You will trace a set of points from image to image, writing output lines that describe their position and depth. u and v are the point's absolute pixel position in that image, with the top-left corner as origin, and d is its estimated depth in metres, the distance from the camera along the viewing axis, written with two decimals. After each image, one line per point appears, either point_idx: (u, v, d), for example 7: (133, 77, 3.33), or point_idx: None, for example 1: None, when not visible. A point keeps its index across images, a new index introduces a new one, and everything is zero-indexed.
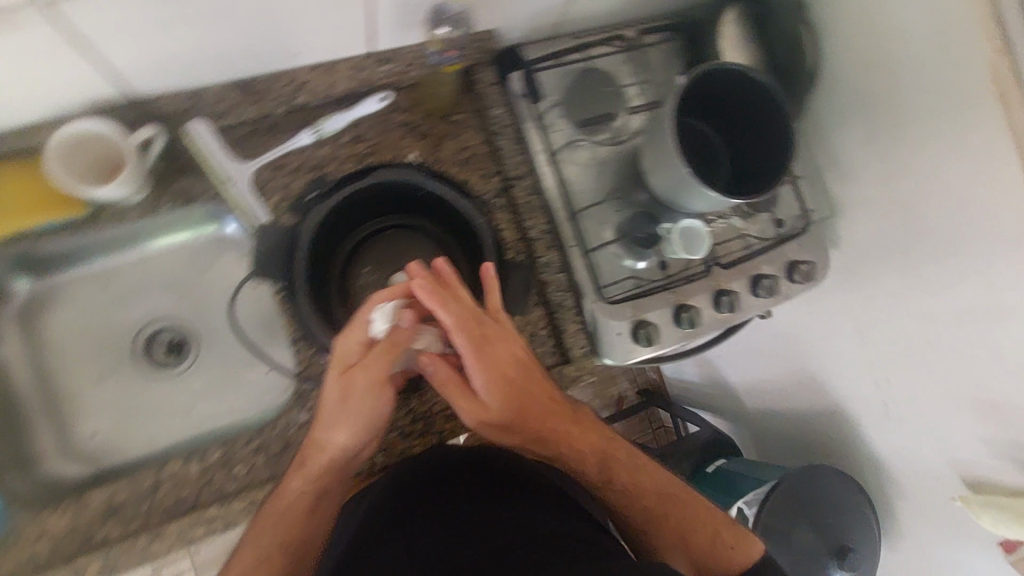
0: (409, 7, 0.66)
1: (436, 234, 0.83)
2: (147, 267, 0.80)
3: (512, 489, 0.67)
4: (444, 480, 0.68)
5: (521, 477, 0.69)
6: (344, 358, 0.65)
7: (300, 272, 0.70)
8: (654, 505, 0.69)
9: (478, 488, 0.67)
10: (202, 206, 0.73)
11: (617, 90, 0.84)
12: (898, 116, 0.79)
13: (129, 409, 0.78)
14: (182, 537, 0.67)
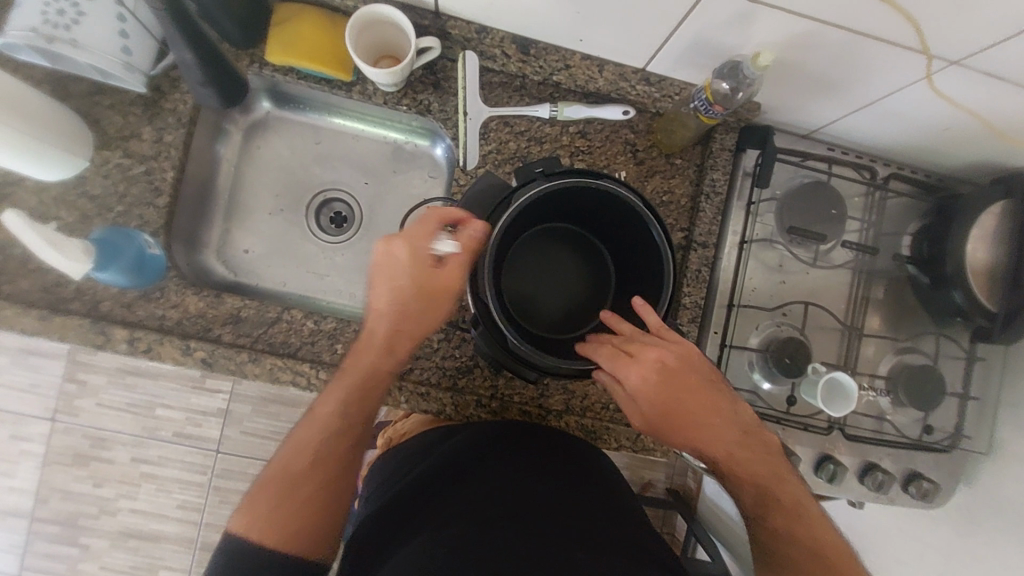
0: (711, 49, 0.66)
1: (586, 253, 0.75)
2: (355, 143, 0.88)
3: (542, 483, 0.69)
4: (473, 460, 0.71)
5: (550, 468, 0.71)
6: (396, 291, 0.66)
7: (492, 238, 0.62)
8: (804, 543, 0.65)
9: (507, 474, 0.69)
10: (421, 120, 0.81)
11: (839, 213, 0.80)
12: None
13: (282, 247, 0.86)
14: (270, 374, 0.73)
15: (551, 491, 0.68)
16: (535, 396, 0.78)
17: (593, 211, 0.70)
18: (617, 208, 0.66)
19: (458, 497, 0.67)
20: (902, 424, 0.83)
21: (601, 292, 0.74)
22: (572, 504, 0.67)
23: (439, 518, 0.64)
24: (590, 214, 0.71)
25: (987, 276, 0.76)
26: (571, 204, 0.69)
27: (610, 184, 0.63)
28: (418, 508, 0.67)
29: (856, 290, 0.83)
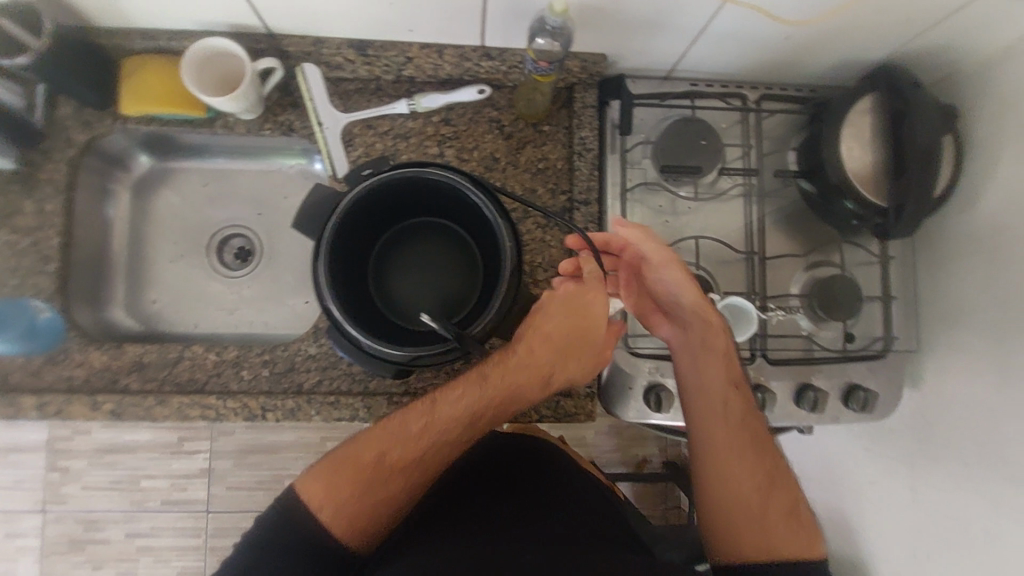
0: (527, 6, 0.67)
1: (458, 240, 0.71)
2: (243, 177, 0.91)
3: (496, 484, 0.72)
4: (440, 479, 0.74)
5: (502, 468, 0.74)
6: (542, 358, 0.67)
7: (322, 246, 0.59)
8: (747, 478, 0.66)
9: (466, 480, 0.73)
10: (292, 141, 0.84)
11: (712, 141, 0.80)
12: None
13: (192, 290, 0.89)
14: (180, 412, 0.74)
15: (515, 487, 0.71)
16: None
17: (449, 204, 0.67)
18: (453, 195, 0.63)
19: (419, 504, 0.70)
20: (825, 339, 0.81)
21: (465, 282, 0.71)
22: (547, 490, 0.71)
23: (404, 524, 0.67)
24: (446, 203, 0.67)
25: (872, 169, 0.74)
26: (420, 193, 0.66)
27: (434, 173, 0.61)
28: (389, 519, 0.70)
29: (752, 216, 0.82)
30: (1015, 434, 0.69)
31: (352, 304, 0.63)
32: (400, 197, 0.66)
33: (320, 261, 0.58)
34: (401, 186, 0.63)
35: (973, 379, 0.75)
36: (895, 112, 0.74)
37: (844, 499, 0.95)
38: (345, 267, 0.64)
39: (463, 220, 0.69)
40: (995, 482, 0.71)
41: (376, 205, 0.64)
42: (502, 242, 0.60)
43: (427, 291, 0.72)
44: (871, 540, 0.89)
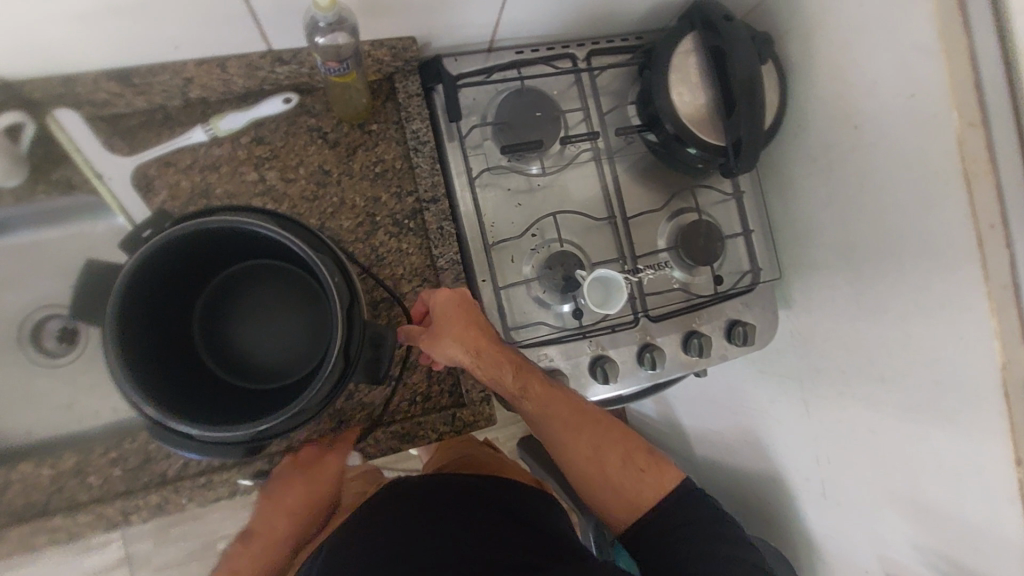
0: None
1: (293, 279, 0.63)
2: (36, 251, 0.77)
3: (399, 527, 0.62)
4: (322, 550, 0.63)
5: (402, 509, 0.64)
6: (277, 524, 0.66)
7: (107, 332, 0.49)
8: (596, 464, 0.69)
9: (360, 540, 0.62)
10: (79, 199, 0.71)
11: (547, 109, 0.76)
12: (858, 154, 0.70)
13: (12, 393, 0.77)
14: (23, 544, 0.64)
15: (466, 517, 0.62)
16: (334, 427, 0.73)
17: (268, 247, 0.59)
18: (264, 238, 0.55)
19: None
20: (699, 284, 0.82)
21: (311, 325, 0.63)
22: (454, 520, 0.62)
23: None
24: (264, 247, 0.59)
25: (705, 109, 0.74)
26: (229, 241, 0.57)
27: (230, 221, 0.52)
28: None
29: (606, 177, 0.80)
30: (876, 338, 0.73)
31: (172, 383, 0.55)
32: (205, 248, 0.57)
33: (108, 355, 0.49)
34: (197, 239, 0.54)
35: (833, 292, 0.79)
36: (715, 48, 0.73)
37: (753, 421, 1.00)
38: (155, 344, 0.56)
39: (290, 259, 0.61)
40: (869, 384, 0.76)
41: (176, 263, 0.55)
42: (329, 282, 0.52)
43: (272, 340, 0.64)
44: (780, 453, 0.94)
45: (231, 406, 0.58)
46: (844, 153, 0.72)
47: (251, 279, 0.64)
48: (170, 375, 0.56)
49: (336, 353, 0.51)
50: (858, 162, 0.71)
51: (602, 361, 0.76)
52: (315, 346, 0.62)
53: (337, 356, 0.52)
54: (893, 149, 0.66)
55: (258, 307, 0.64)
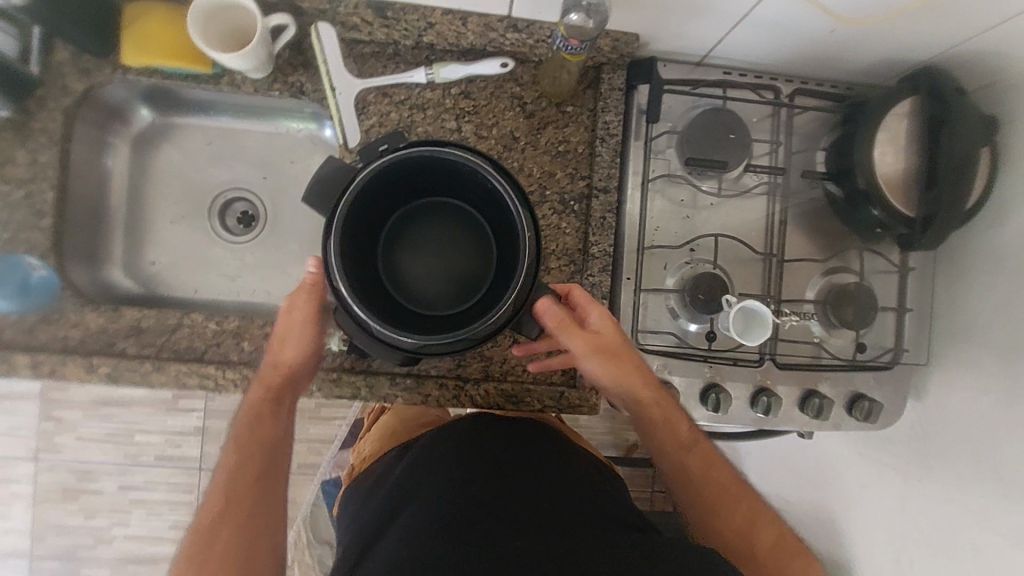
0: None
1: (475, 224, 0.68)
2: (249, 139, 0.88)
3: (494, 466, 0.69)
4: (430, 460, 0.72)
5: (497, 449, 0.71)
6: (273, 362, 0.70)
7: (337, 220, 0.56)
8: (708, 498, 0.73)
9: (462, 461, 0.70)
10: (302, 104, 0.80)
11: (738, 134, 0.77)
12: None
13: (192, 252, 0.87)
14: (177, 380, 0.73)
15: (556, 484, 0.67)
16: (451, 368, 0.77)
17: (470, 189, 0.65)
18: (477, 179, 0.61)
19: (445, 474, 0.68)
20: (835, 346, 0.80)
21: (479, 270, 0.68)
22: (543, 471, 0.69)
23: (445, 497, 0.65)
24: (465, 188, 0.64)
25: (904, 175, 0.72)
26: (441, 175, 0.63)
27: (457, 155, 0.58)
28: (419, 484, 0.69)
29: (773, 214, 0.79)
30: (1017, 457, 0.69)
31: (364, 282, 0.61)
32: (419, 175, 0.63)
33: (333, 243, 0.56)
34: (421, 163, 0.60)
35: (980, 397, 0.74)
36: (934, 118, 0.71)
37: (834, 502, 0.96)
38: (355, 247, 0.61)
39: (481, 206, 0.66)
40: (992, 502, 0.71)
41: (396, 181, 0.62)
42: (523, 234, 0.58)
43: (439, 272, 0.69)
44: (859, 542, 0.90)
45: (397, 316, 0.64)
46: None
47: (436, 215, 0.69)
48: (362, 274, 0.63)
49: (513, 299, 0.58)
50: None
51: (715, 391, 0.76)
52: (477, 288, 0.67)
53: (512, 302, 0.59)
54: None
55: (435, 241, 0.69)
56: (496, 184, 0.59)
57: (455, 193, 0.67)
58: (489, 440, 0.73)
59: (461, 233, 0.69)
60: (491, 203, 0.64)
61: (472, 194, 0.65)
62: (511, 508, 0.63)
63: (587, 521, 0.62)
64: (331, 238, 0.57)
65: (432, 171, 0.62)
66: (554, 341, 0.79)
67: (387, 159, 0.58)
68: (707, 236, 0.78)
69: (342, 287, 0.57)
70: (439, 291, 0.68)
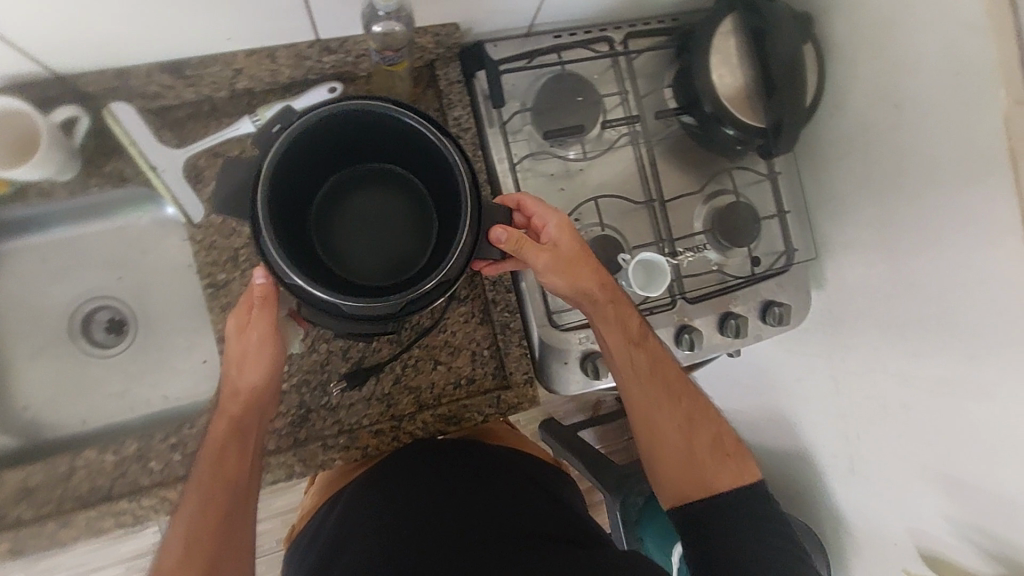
0: None
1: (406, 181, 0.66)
2: (86, 243, 0.78)
3: (454, 490, 0.69)
4: (385, 479, 0.70)
5: (459, 470, 0.72)
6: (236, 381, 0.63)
7: (261, 202, 0.51)
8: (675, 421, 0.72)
9: (422, 483, 0.69)
10: (130, 191, 0.72)
11: (586, 93, 0.76)
12: (898, 132, 0.71)
13: (65, 381, 0.78)
14: (90, 528, 0.66)
15: (516, 503, 0.69)
16: (383, 410, 0.74)
17: (389, 142, 0.61)
18: (395, 128, 0.57)
19: (404, 500, 0.67)
20: (734, 266, 0.83)
21: (422, 223, 0.65)
22: (501, 491, 0.70)
23: (397, 527, 0.64)
24: (384, 143, 0.61)
25: (745, 90, 0.74)
26: (354, 138, 0.60)
27: (368, 103, 0.54)
28: (351, 529, 0.66)
29: (643, 160, 0.81)
30: (912, 315, 0.75)
31: (310, 268, 0.57)
32: (333, 142, 0.59)
33: (268, 232, 0.51)
34: (331, 126, 0.56)
35: (869, 271, 0.80)
36: (755, 30, 0.73)
37: (779, 400, 1.02)
38: (289, 232, 0.57)
39: (407, 158, 0.63)
40: (903, 360, 0.77)
41: (310, 154, 0.57)
42: (456, 161, 0.55)
43: (383, 241, 0.66)
44: (809, 429, 0.96)
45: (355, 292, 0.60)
46: (883, 133, 0.73)
47: (361, 184, 0.66)
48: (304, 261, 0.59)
49: (467, 229, 0.55)
50: (898, 140, 0.72)
51: None
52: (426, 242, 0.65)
53: (469, 231, 0.56)
54: (934, 129, 0.67)
55: (369, 210, 0.66)
56: (409, 122, 0.55)
57: (372, 155, 0.64)
58: (448, 458, 0.73)
59: (394, 195, 0.66)
60: (415, 151, 0.60)
61: (393, 148, 0.62)
62: (471, 536, 0.64)
63: (545, 542, 0.64)
64: (263, 220, 0.51)
65: (343, 133, 0.58)
66: (475, 349, 0.77)
67: (300, 122, 0.52)
68: (588, 201, 0.78)
69: (292, 274, 0.52)
70: (389, 258, 0.65)
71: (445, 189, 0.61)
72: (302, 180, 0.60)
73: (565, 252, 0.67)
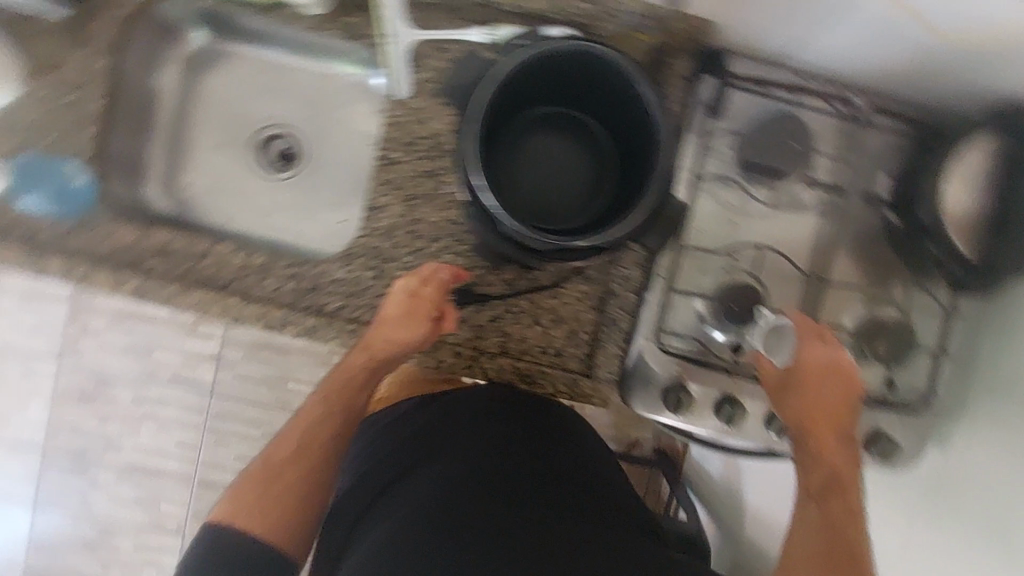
0: None
1: (603, 146, 0.68)
2: (296, 74, 0.85)
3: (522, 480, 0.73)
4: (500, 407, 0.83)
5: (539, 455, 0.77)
6: (387, 335, 0.72)
7: (482, 101, 0.55)
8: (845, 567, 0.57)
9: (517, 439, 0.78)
10: (356, 49, 0.78)
11: (801, 142, 0.73)
12: None
13: (225, 182, 0.86)
14: (200, 306, 0.74)
15: (573, 510, 0.70)
16: (471, 338, 0.76)
17: (608, 104, 0.63)
18: (623, 90, 0.59)
19: (463, 487, 0.70)
20: (863, 380, 0.77)
21: (599, 191, 0.67)
22: (570, 499, 0.72)
23: (454, 498, 0.68)
24: (605, 102, 0.63)
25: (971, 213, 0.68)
26: (584, 84, 0.62)
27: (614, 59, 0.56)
28: (448, 433, 0.79)
29: (822, 233, 0.76)
30: None
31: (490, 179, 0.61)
32: (563, 79, 0.62)
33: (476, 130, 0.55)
34: (573, 62, 0.59)
35: None
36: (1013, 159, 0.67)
37: None
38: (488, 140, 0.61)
39: (615, 126, 0.65)
40: None
41: (540, 80, 0.61)
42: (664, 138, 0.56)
43: (557, 189, 0.69)
44: None
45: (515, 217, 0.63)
46: None
47: (569, 125, 0.69)
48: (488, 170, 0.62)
49: (649, 200, 0.55)
50: None
51: (730, 404, 0.75)
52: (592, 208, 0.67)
53: (646, 209, 0.56)
54: None
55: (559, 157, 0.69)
56: (633, 82, 0.57)
57: (587, 107, 0.66)
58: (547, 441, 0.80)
59: (584, 154, 0.68)
60: (628, 121, 0.62)
61: (609, 110, 0.64)
62: (519, 525, 0.65)
63: (580, 542, 0.65)
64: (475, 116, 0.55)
65: (578, 74, 0.61)
66: (576, 326, 0.77)
67: (548, 47, 0.56)
68: (751, 246, 0.76)
69: (475, 174, 0.54)
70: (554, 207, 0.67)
71: (636, 167, 0.62)
72: (517, 101, 0.63)
73: (805, 370, 0.67)
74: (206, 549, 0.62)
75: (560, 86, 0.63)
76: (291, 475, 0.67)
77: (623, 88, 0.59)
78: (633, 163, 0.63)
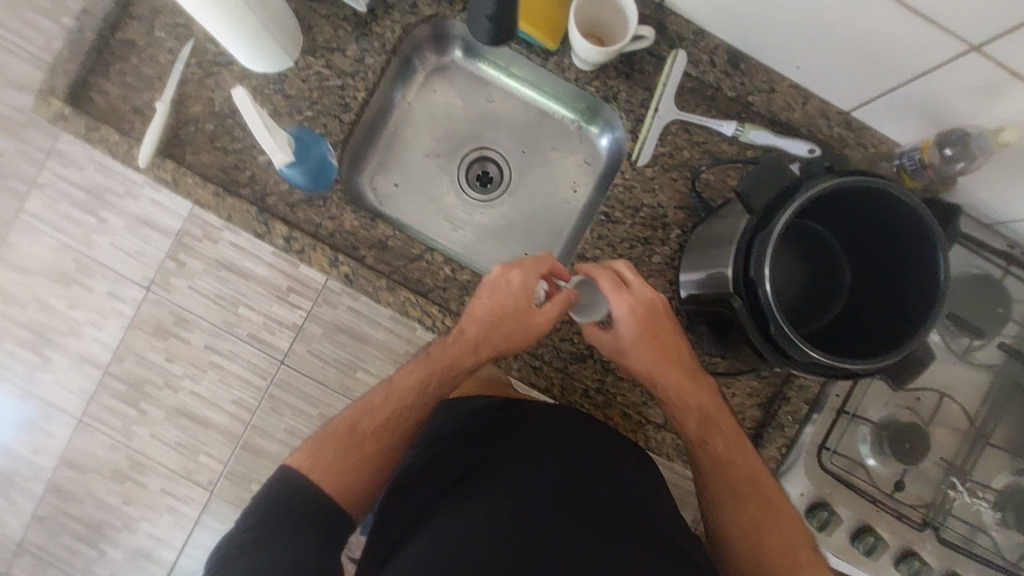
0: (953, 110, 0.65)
1: (845, 270, 0.67)
2: (522, 109, 0.89)
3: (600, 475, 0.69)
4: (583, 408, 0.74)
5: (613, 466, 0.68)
6: (494, 329, 0.71)
7: (783, 213, 0.56)
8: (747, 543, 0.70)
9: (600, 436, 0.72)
10: (601, 107, 0.81)
11: (1000, 308, 0.76)
12: None
13: (425, 189, 0.89)
14: (401, 307, 0.75)
15: (646, 521, 0.66)
16: (639, 403, 0.79)
17: (878, 240, 0.62)
18: (908, 237, 0.58)
19: (543, 476, 0.67)
20: (998, 543, 0.78)
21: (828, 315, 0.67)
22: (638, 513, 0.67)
23: (527, 492, 0.65)
24: (872, 236, 0.62)
25: None
26: (858, 213, 0.62)
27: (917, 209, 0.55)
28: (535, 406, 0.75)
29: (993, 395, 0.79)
30: None
31: None
32: (842, 205, 0.61)
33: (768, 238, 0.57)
34: (868, 196, 0.58)
35: None
36: None
37: None
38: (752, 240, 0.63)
39: (870, 259, 0.64)
40: None
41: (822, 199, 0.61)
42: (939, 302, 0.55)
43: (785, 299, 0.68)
44: None
45: None
46: None
47: (817, 242, 0.68)
48: None
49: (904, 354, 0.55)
50: None
51: (873, 535, 0.75)
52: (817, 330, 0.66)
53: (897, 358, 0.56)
54: None
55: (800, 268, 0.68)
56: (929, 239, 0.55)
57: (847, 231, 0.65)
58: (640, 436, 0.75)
59: (822, 271, 0.68)
60: (894, 263, 0.61)
61: (872, 243, 0.63)
62: (591, 531, 0.62)
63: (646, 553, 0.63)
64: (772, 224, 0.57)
65: (861, 206, 0.60)
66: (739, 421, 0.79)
67: (856, 179, 0.56)
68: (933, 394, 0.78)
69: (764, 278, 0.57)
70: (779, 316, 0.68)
71: (884, 309, 0.62)
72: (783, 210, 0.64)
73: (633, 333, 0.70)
74: (281, 485, 0.65)
75: (832, 206, 0.63)
76: (369, 448, 0.70)
77: (911, 237, 0.57)
78: (881, 302, 0.62)
